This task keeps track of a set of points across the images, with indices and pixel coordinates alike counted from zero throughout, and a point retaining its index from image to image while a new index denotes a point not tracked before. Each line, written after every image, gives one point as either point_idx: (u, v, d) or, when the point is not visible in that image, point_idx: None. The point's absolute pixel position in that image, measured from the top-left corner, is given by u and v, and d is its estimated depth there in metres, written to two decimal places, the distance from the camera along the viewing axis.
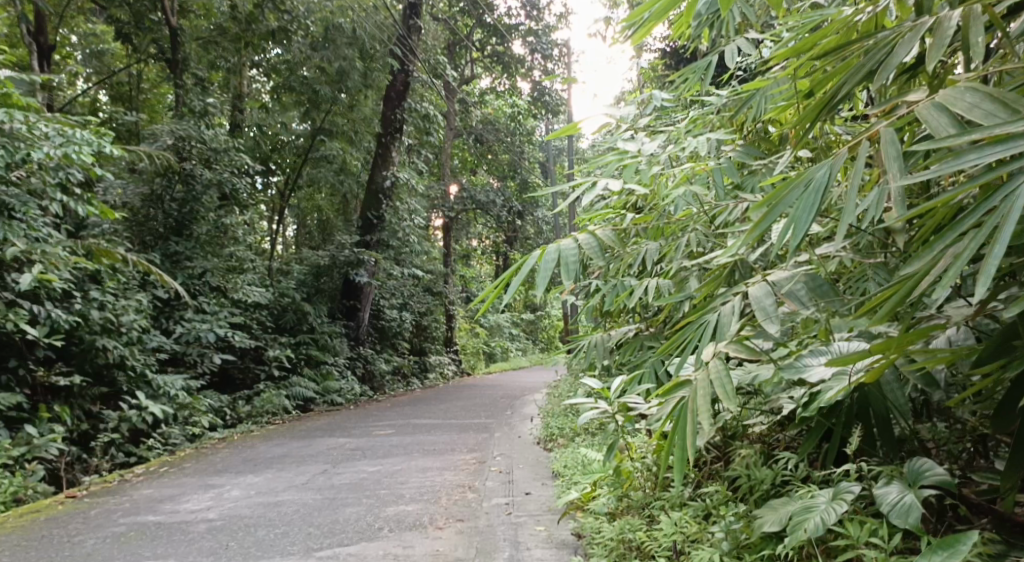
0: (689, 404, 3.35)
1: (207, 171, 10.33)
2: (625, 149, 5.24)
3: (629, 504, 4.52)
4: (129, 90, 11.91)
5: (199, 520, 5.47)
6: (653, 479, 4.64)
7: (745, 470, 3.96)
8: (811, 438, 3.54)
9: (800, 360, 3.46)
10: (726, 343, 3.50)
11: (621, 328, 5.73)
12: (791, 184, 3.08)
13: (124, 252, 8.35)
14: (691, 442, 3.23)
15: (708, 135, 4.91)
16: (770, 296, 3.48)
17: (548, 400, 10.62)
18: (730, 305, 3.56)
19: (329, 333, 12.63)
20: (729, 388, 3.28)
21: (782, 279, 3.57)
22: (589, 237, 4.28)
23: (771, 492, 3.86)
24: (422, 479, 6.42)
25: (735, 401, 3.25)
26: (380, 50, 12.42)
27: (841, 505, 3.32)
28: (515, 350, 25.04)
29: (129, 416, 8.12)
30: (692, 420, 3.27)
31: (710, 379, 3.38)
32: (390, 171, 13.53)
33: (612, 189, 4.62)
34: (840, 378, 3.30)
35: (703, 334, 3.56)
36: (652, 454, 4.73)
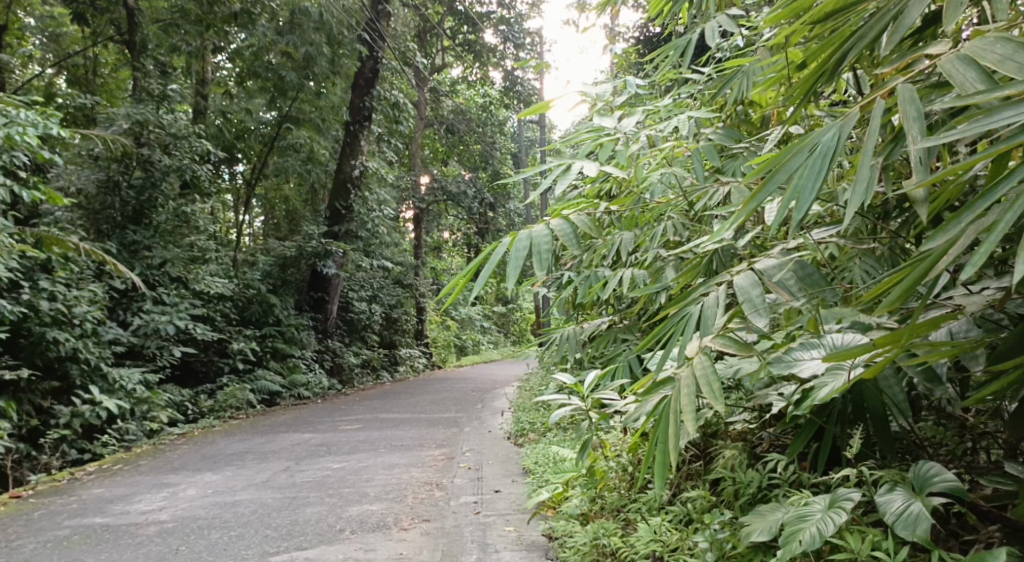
0: (673, 404, 3.15)
1: (165, 157, 9.97)
2: (600, 126, 4.91)
3: (603, 506, 4.35)
4: (86, 75, 11.42)
5: (150, 523, 5.19)
6: (628, 479, 4.45)
7: (730, 473, 3.77)
8: (800, 437, 3.38)
9: (791, 355, 3.27)
10: (712, 338, 3.33)
11: (594, 320, 5.55)
12: (794, 150, 2.84)
13: (75, 241, 8.00)
14: (675, 446, 3.01)
15: (689, 115, 4.73)
16: (759, 286, 3.28)
17: (520, 393, 10.43)
18: (714, 296, 3.32)
19: (296, 326, 12.32)
20: (715, 387, 3.08)
21: (771, 268, 3.40)
22: (563, 223, 4.01)
23: (759, 496, 3.67)
24: (387, 476, 6.19)
25: (722, 401, 3.04)
26: (347, 35, 12.01)
27: (840, 515, 3.12)
28: (486, 342, 24.84)
29: (83, 412, 7.78)
30: (676, 422, 3.05)
31: (695, 376, 3.16)
32: (359, 160, 13.24)
33: (591, 173, 4.26)
34: (835, 374, 3.13)
35: (685, 327, 3.30)
36: (628, 453, 4.52)
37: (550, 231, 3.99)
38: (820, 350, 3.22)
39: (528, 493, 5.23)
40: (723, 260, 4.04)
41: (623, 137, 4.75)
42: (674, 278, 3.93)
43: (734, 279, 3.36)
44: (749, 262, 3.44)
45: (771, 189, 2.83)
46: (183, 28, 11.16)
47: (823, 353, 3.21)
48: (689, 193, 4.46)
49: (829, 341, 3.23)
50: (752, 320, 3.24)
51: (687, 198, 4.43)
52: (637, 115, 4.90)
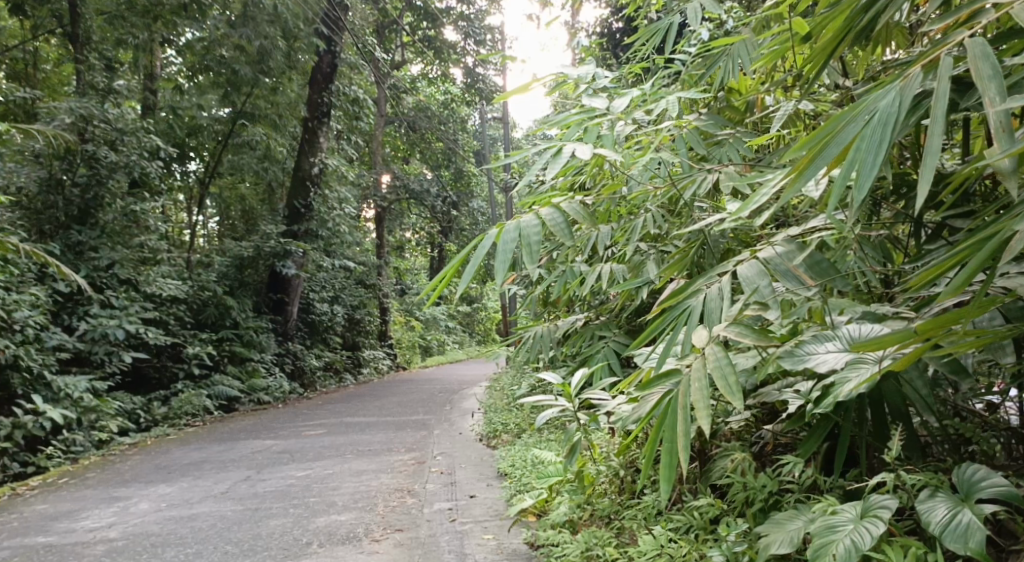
0: (682, 399, 2.88)
1: (112, 154, 9.47)
2: (590, 107, 4.47)
3: (593, 513, 4.09)
4: (26, 69, 10.88)
5: (98, 541, 4.79)
6: (619, 483, 4.25)
7: (741, 479, 3.51)
8: (814, 435, 3.16)
9: (803, 348, 3.02)
10: (724, 326, 3.08)
11: (567, 318, 5.26)
12: (847, 119, 2.64)
13: (15, 242, 7.51)
14: (687, 447, 2.74)
15: (678, 95, 4.37)
16: (765, 276, 3.10)
17: (489, 393, 10.12)
18: (717, 288, 3.07)
19: (254, 328, 11.88)
20: (730, 381, 2.83)
21: (775, 256, 3.16)
22: (553, 212, 3.64)
23: (773, 502, 3.42)
24: (355, 483, 5.83)
25: (740, 397, 2.79)
26: (304, 29, 11.53)
27: (877, 526, 2.86)
28: (451, 343, 24.43)
29: (25, 422, 7.29)
30: (687, 421, 2.78)
31: (707, 369, 2.91)
32: (318, 158, 12.84)
33: (585, 155, 3.77)
34: (857, 367, 2.89)
35: (686, 320, 3.03)
36: (618, 456, 4.33)
37: (540, 220, 3.63)
38: (834, 343, 2.98)
39: (507, 499, 4.93)
40: (713, 253, 3.76)
41: (612, 117, 4.33)
42: (660, 272, 3.74)
43: (737, 269, 3.16)
44: (752, 252, 3.23)
45: (825, 162, 2.62)
46: (129, 20, 10.63)
47: (839, 346, 2.97)
48: (675, 181, 4.02)
49: (845, 333, 2.99)
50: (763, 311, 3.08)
51: (673, 185, 4.00)
52: (627, 94, 4.46)
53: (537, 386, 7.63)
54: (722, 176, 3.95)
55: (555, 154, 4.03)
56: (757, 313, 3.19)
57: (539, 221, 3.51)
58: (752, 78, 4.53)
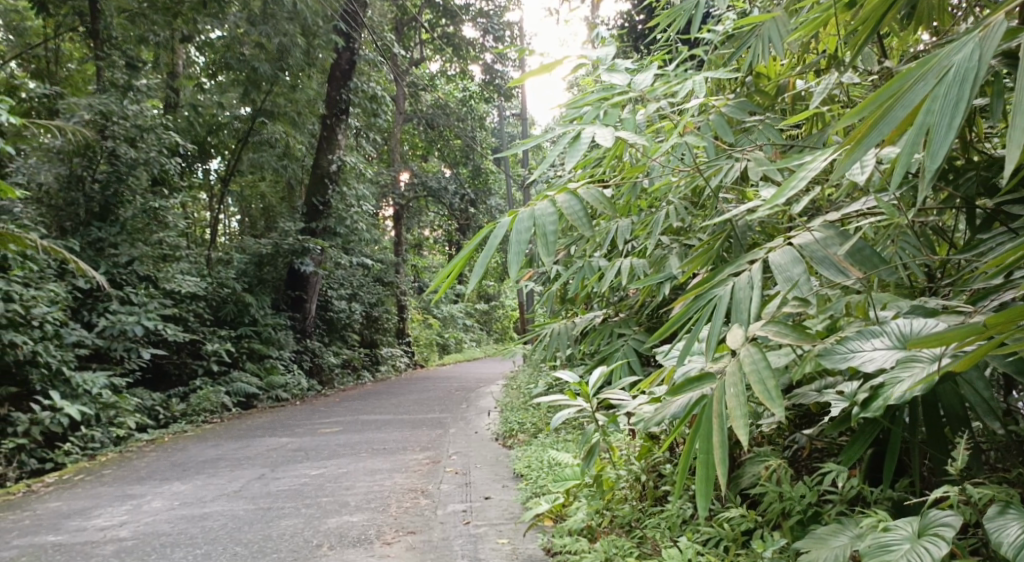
0: (716, 405, 2.74)
1: (132, 150, 9.45)
2: (610, 83, 4.18)
3: (612, 520, 3.98)
4: (48, 66, 10.92)
5: (108, 540, 4.74)
6: (639, 488, 4.13)
7: (775, 489, 3.37)
8: (859, 441, 3.01)
9: (846, 346, 2.87)
10: (762, 325, 2.92)
11: (585, 315, 5.17)
12: (914, 78, 2.42)
13: (35, 238, 7.51)
14: (725, 462, 2.59)
15: (704, 74, 4.07)
16: (798, 264, 2.89)
17: (506, 392, 10.02)
18: (748, 276, 2.89)
19: (273, 325, 11.87)
20: (768, 386, 2.69)
21: (810, 242, 2.96)
22: (569, 199, 3.39)
23: (812, 514, 3.30)
24: (369, 483, 5.75)
25: (779, 402, 2.65)
26: (323, 26, 11.42)
27: (938, 546, 2.72)
28: (468, 341, 24.37)
29: (42, 419, 7.27)
30: (723, 431, 2.63)
31: (744, 372, 2.76)
32: (336, 155, 12.79)
33: (605, 141, 3.61)
34: (909, 366, 2.73)
35: (711, 316, 2.85)
36: (639, 460, 4.21)
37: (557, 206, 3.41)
38: (882, 339, 2.84)
39: (522, 501, 4.83)
40: (742, 243, 3.64)
41: (635, 95, 4.02)
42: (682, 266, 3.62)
43: (769, 255, 2.96)
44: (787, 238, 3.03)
45: (889, 126, 2.41)
46: (152, 18, 10.68)
47: (887, 343, 2.83)
48: (701, 168, 3.89)
49: (894, 328, 2.85)
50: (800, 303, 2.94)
51: (698, 172, 3.88)
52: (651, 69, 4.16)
53: (554, 385, 7.52)
54: (749, 162, 3.74)
55: (575, 138, 3.85)
56: (796, 308, 3.03)
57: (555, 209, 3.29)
58: (782, 63, 4.29)
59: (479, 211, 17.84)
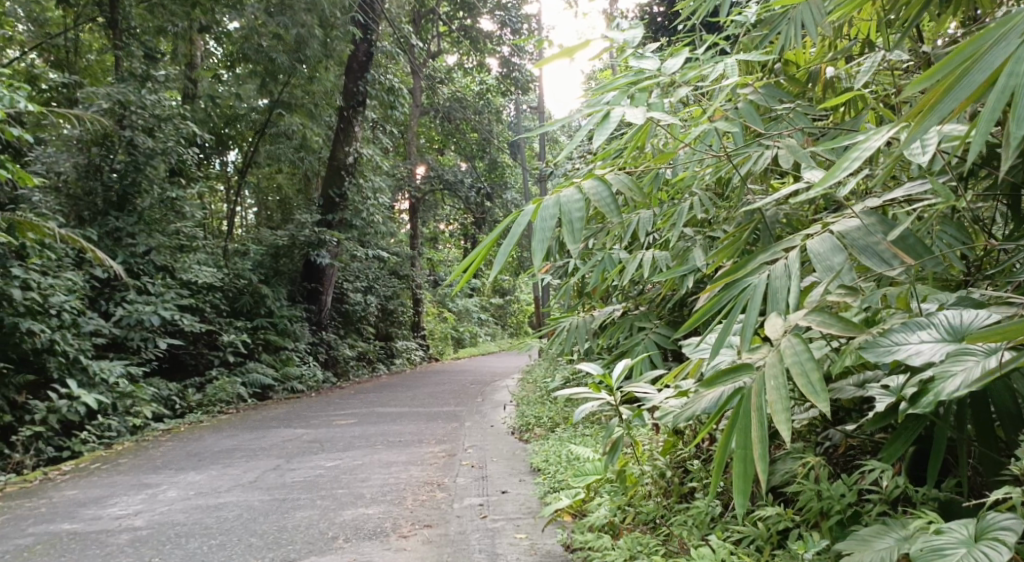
0: (754, 399, 2.66)
1: (150, 140, 9.44)
2: (639, 68, 4.06)
3: (635, 517, 3.90)
4: (67, 56, 10.94)
5: (123, 529, 4.71)
6: (663, 485, 4.04)
7: (814, 487, 3.26)
8: (903, 438, 2.91)
9: (890, 338, 2.77)
10: (802, 314, 2.80)
11: (604, 309, 5.10)
12: (994, 38, 2.34)
13: (52, 226, 7.51)
14: (765, 458, 2.52)
15: (734, 59, 3.93)
16: (839, 252, 2.81)
17: (522, 386, 9.95)
18: (786, 265, 2.81)
19: (289, 317, 11.85)
20: (812, 379, 2.59)
21: (852, 230, 2.86)
22: (597, 185, 3.30)
23: (853, 513, 3.19)
24: (385, 476, 5.70)
25: (824, 397, 2.55)
26: (340, 17, 11.29)
27: (999, 551, 2.62)
28: (484, 335, 24.32)
29: (59, 407, 7.28)
30: (762, 426, 2.56)
31: (785, 362, 2.67)
32: (353, 147, 12.73)
33: (636, 121, 3.54)
34: (960, 360, 2.63)
35: (748, 305, 2.78)
36: (664, 457, 4.12)
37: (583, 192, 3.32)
38: (930, 332, 2.74)
39: (540, 496, 4.76)
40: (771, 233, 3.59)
41: (665, 81, 3.89)
42: (708, 255, 3.55)
43: (807, 244, 2.87)
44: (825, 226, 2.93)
45: (967, 90, 2.34)
46: (170, 8, 10.75)
47: (934, 336, 2.73)
48: (731, 156, 3.77)
49: (943, 321, 2.75)
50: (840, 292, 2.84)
51: (728, 161, 3.77)
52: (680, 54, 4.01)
53: (572, 379, 7.44)
54: (781, 151, 3.61)
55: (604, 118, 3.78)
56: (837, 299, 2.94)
57: (582, 196, 3.22)
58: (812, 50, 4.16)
59: (495, 205, 17.75)
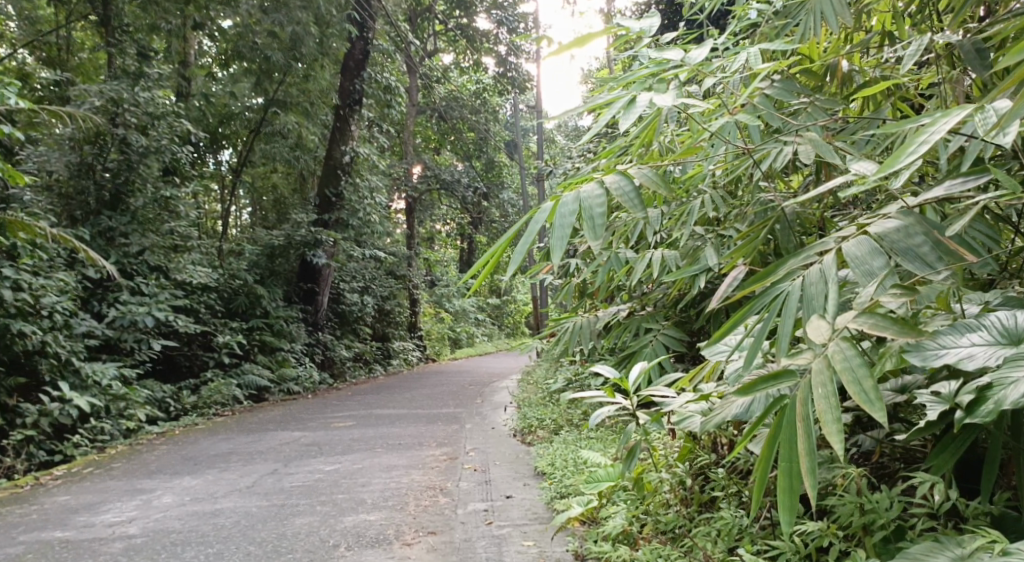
0: (799, 409, 2.48)
1: (143, 138, 9.25)
2: (663, 58, 3.84)
3: (655, 528, 3.75)
4: (60, 54, 10.78)
5: (116, 537, 4.56)
6: (682, 493, 3.89)
7: (854, 500, 3.09)
8: (953, 449, 2.78)
9: (939, 341, 2.63)
10: (848, 318, 2.60)
11: (609, 309, 4.95)
12: None
13: (44, 227, 7.32)
14: (813, 475, 2.36)
15: (760, 47, 3.69)
16: (879, 255, 2.59)
17: (522, 387, 9.80)
18: (822, 269, 2.62)
19: (285, 318, 11.70)
20: (865, 386, 2.40)
21: (890, 232, 2.64)
22: (620, 179, 3.14)
23: (897, 529, 3.01)
24: (385, 480, 5.56)
25: (879, 405, 2.35)
26: (336, 14, 11.11)
27: None
28: (480, 335, 24.19)
29: (51, 410, 7.11)
30: (808, 440, 2.40)
31: (831, 372, 2.47)
32: (349, 146, 12.58)
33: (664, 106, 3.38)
34: (1017, 365, 2.51)
35: (783, 310, 2.61)
36: (683, 463, 3.97)
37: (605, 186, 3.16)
38: (981, 334, 2.62)
39: (547, 502, 4.62)
40: (788, 232, 3.49)
41: (687, 70, 3.68)
42: (725, 254, 3.42)
43: (843, 246, 2.67)
44: (862, 226, 2.72)
45: None
46: (164, 6, 10.55)
47: (986, 339, 2.61)
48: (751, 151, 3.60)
49: (994, 323, 2.64)
50: (882, 296, 2.64)
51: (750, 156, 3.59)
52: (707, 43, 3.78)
53: (574, 381, 7.32)
54: (800, 146, 3.43)
55: (629, 104, 3.58)
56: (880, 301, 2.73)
57: (603, 190, 3.06)
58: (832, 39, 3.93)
59: (491, 204, 17.62)
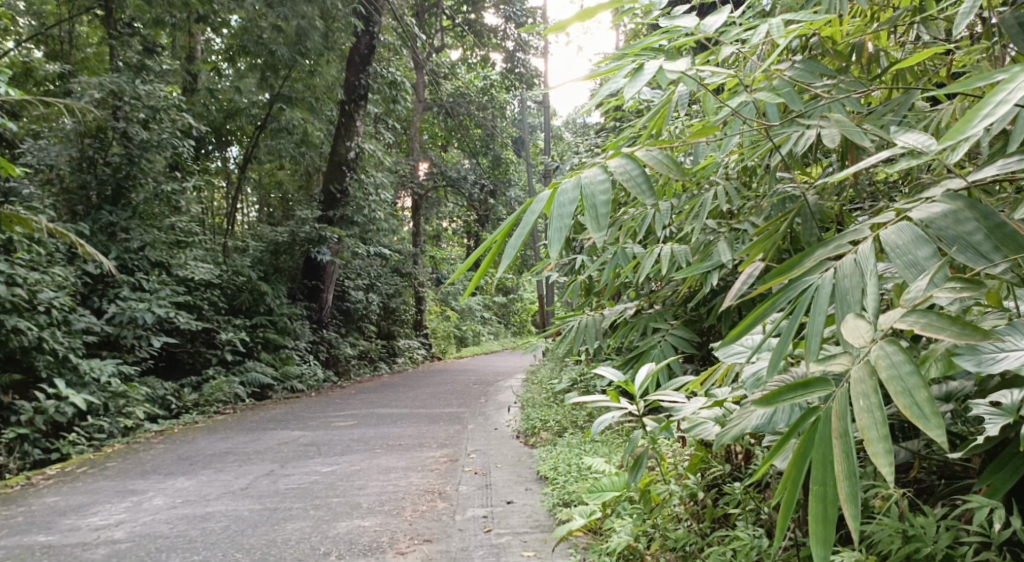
0: (836, 424, 2.27)
1: (144, 132, 9.06)
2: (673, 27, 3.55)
3: (664, 545, 3.55)
4: (63, 47, 10.61)
5: (101, 542, 4.38)
6: (694, 508, 3.69)
7: (898, 525, 2.88)
8: (1011, 470, 2.64)
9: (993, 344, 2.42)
10: (894, 315, 2.37)
11: (614, 307, 4.76)
12: None
13: (40, 222, 7.10)
14: (855, 499, 2.16)
15: (782, 17, 3.43)
16: (924, 244, 2.38)
17: (527, 386, 9.63)
18: (859, 260, 2.42)
19: (289, 315, 11.54)
20: (919, 400, 2.20)
21: (937, 218, 2.40)
22: (625, 162, 2.95)
23: (945, 557, 2.79)
24: (383, 483, 5.39)
25: (935, 422, 2.16)
26: (342, 8, 10.82)
27: None
28: (486, 334, 23.99)
29: (46, 407, 6.96)
30: (849, 459, 2.19)
31: (878, 380, 2.27)
32: (354, 142, 12.34)
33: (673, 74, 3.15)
34: None
35: (815, 307, 2.41)
36: (694, 475, 3.77)
37: (610, 171, 2.95)
38: None
39: (548, 509, 4.44)
40: (809, 225, 3.34)
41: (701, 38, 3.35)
42: (741, 250, 3.27)
43: (883, 235, 2.45)
44: (902, 212, 2.50)
45: None
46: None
47: None
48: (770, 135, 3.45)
49: None
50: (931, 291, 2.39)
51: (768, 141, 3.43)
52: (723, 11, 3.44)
53: (580, 382, 7.11)
54: (824, 129, 3.24)
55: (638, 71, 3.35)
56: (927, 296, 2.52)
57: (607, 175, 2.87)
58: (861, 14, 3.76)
59: (499, 202, 17.40)
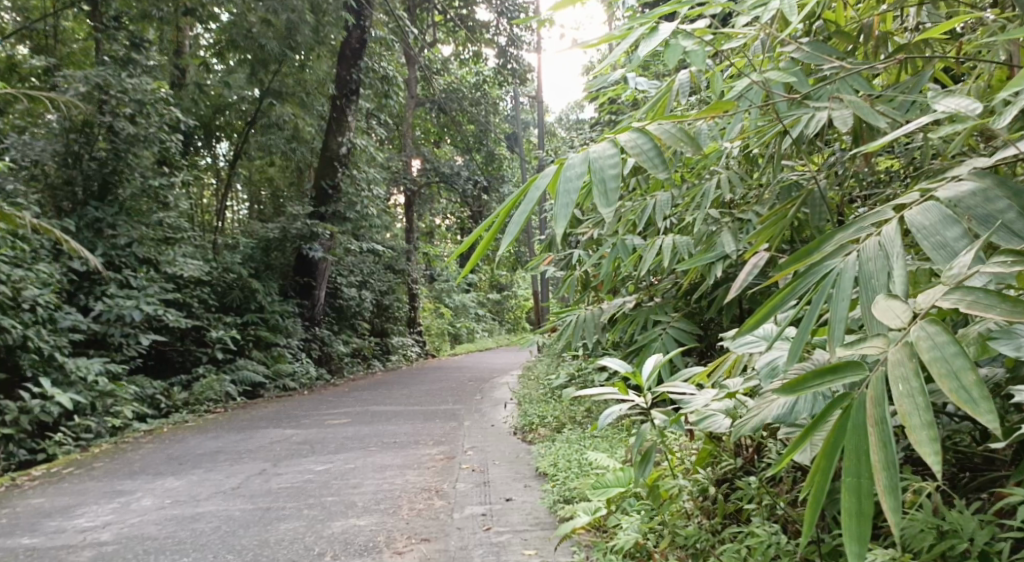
0: (871, 410, 2.14)
1: (131, 127, 8.89)
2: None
3: (673, 542, 3.42)
4: (48, 41, 10.42)
5: (86, 545, 4.23)
6: (703, 504, 3.58)
7: (934, 521, 2.77)
8: None
9: None
10: (923, 297, 2.25)
11: (614, 300, 4.63)
12: None
13: (25, 218, 6.93)
14: (894, 492, 2.03)
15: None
16: (952, 225, 2.26)
17: (523, 383, 9.50)
18: (885, 240, 2.30)
19: (280, 313, 11.37)
20: (967, 383, 2.06)
21: (965, 197, 2.29)
22: (636, 136, 2.82)
23: (981, 553, 2.69)
24: (378, 481, 5.25)
25: (984, 407, 2.03)
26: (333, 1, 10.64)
27: None
28: (480, 331, 23.84)
29: (31, 407, 6.78)
30: (887, 449, 2.06)
31: (918, 364, 2.13)
32: (347, 137, 12.15)
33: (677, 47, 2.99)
34: None
35: (838, 290, 2.28)
36: (704, 470, 3.67)
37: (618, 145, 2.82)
38: None
39: (549, 506, 4.31)
40: (818, 211, 3.25)
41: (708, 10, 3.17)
42: (748, 238, 3.13)
43: (910, 215, 2.33)
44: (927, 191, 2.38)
45: None
46: None
47: None
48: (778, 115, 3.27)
49: None
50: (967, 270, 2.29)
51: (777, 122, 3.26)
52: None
53: (578, 378, 6.98)
54: (833, 111, 3.11)
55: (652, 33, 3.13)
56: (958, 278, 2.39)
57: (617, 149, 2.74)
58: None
59: (492, 198, 17.25)
